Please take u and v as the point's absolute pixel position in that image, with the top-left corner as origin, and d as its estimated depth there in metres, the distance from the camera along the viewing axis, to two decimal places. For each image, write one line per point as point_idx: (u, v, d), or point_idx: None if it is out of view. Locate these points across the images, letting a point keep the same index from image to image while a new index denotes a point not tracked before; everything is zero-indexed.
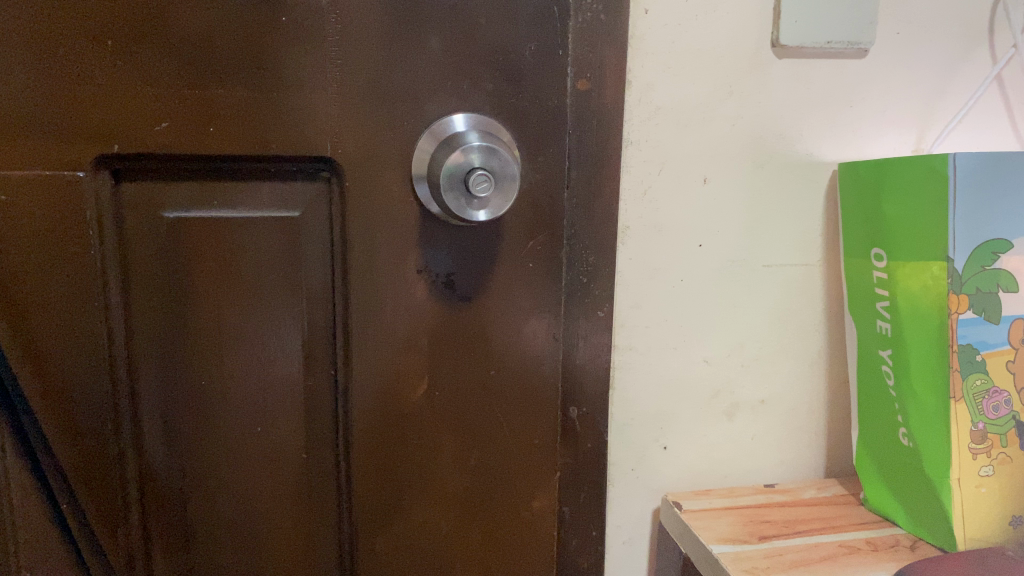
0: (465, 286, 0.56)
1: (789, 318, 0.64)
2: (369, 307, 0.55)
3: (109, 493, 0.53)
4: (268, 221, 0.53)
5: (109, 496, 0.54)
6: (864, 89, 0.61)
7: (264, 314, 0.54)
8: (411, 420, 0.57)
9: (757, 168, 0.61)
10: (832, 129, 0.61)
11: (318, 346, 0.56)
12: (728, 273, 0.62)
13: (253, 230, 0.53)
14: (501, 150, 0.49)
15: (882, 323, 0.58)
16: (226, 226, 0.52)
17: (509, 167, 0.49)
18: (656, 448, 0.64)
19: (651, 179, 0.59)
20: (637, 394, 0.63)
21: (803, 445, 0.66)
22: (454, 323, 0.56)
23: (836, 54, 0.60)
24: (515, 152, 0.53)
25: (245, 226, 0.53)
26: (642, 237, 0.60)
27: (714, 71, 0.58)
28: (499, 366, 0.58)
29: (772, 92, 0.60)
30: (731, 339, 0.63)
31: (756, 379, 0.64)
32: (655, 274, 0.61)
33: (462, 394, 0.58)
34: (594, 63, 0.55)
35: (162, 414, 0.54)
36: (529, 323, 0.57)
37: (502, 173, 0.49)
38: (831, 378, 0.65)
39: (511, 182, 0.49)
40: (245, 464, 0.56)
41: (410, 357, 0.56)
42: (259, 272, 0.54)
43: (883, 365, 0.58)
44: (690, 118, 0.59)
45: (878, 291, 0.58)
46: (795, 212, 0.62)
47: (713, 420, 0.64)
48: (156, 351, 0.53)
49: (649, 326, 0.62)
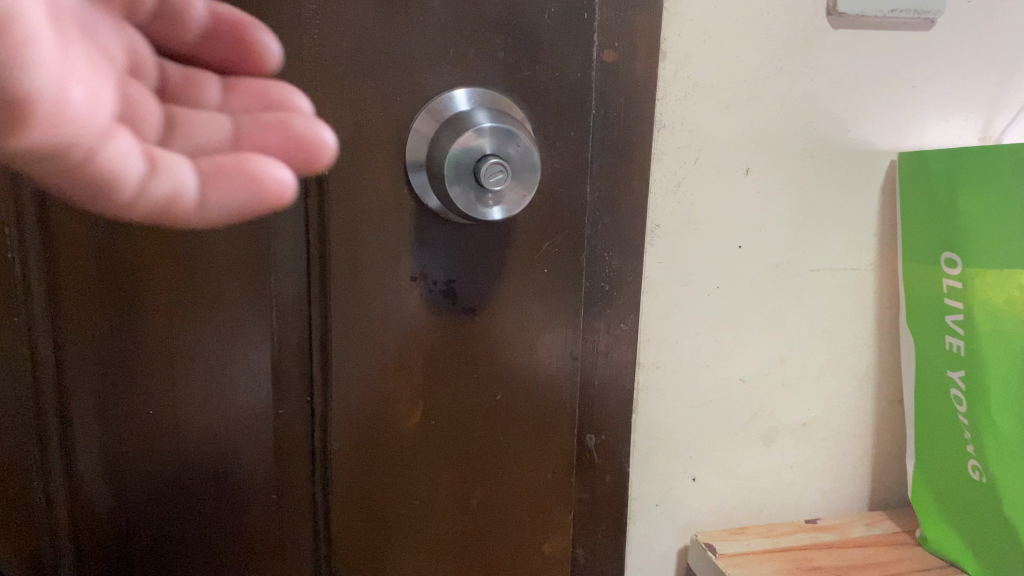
0: (467, 296, 0.47)
1: (836, 331, 0.55)
2: (350, 321, 0.46)
3: (36, 527, 0.47)
4: None
5: (35, 529, 0.47)
6: (929, 67, 0.52)
7: (225, 327, 0.46)
8: (403, 454, 0.48)
9: (807, 157, 0.52)
10: (891, 112, 0.53)
11: (290, 367, 0.47)
12: (771, 278, 0.53)
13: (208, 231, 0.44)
14: (520, 133, 0.40)
15: (953, 339, 0.50)
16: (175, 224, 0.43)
17: (527, 155, 0.40)
18: (685, 480, 0.55)
19: (685, 170, 0.50)
20: (665, 419, 0.54)
21: (850, 475, 0.58)
22: (453, 341, 0.47)
23: (899, 26, 0.51)
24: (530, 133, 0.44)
25: None
26: (674, 238, 0.51)
27: (761, 41, 0.49)
28: (507, 389, 0.49)
29: (827, 68, 0.51)
30: (771, 355, 0.55)
31: (798, 400, 0.56)
32: (688, 280, 0.52)
33: (464, 422, 0.49)
34: (623, 30, 0.46)
35: (102, 444, 0.46)
36: (543, 338, 0.49)
37: (519, 162, 0.40)
38: (880, 398, 0.57)
39: (532, 173, 0.41)
40: (204, 505, 0.48)
41: (402, 379, 0.47)
42: (217, 278, 0.45)
43: (952, 388, 0.50)
44: (732, 98, 0.50)
45: (948, 302, 0.50)
46: (847, 207, 0.53)
47: (750, 448, 0.56)
48: (92, 374, 0.45)
49: (679, 341, 0.53)
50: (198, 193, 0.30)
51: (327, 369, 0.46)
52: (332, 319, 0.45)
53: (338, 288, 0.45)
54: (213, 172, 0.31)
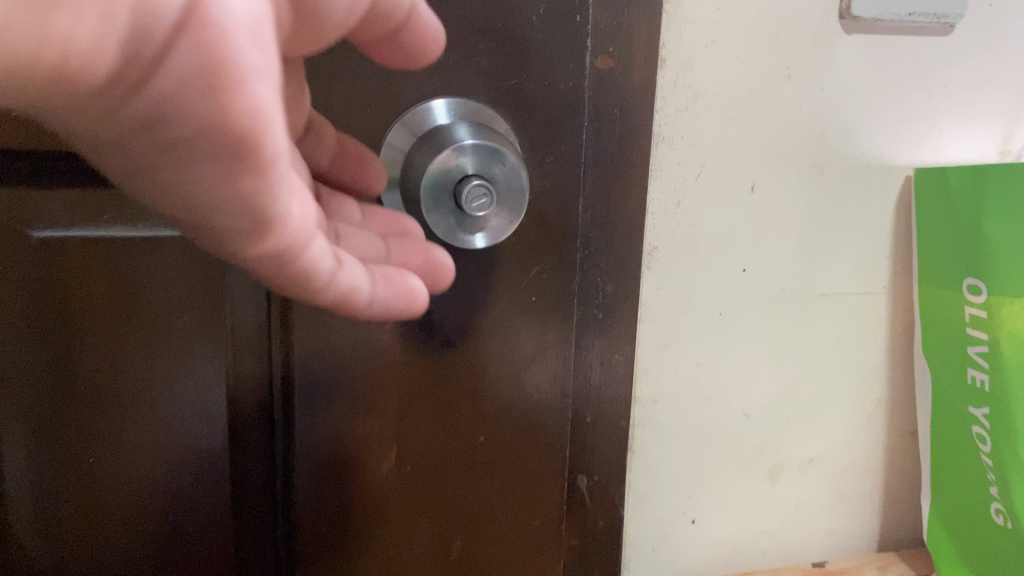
0: (447, 328, 0.42)
1: (846, 361, 0.51)
2: (316, 357, 0.41)
3: None
4: (178, 241, 0.39)
5: None
6: (948, 75, 0.48)
7: (175, 365, 0.41)
8: (374, 504, 0.43)
9: (817, 173, 0.48)
10: (906, 124, 0.49)
11: (247, 405, 0.42)
12: (777, 304, 0.49)
13: (157, 257, 0.39)
14: (507, 152, 0.36)
15: (975, 372, 0.46)
16: (121, 249, 0.39)
17: (514, 178, 0.36)
18: (684, 523, 0.51)
19: (686, 187, 0.46)
20: (662, 458, 0.50)
21: (859, 514, 0.54)
22: (433, 380, 0.43)
23: (916, 31, 0.47)
24: (516, 147, 0.40)
25: (147, 250, 0.39)
26: (673, 261, 0.47)
27: (769, 45, 0.45)
28: (489, 431, 0.44)
29: (838, 76, 0.46)
30: (777, 386, 0.50)
31: (805, 434, 0.52)
32: (688, 307, 0.48)
33: (443, 468, 0.44)
34: (618, 34, 0.41)
35: (38, 494, 0.42)
36: (529, 373, 0.44)
37: (505, 183, 0.36)
38: (892, 432, 0.53)
39: (520, 196, 0.36)
40: (154, 558, 0.44)
41: (373, 422, 0.42)
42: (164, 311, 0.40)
43: (975, 426, 0.47)
44: (738, 108, 0.45)
45: (973, 333, 0.46)
46: (859, 228, 0.49)
47: (754, 486, 0.52)
48: (25, 417, 0.41)
49: (678, 373, 0.48)
50: (371, 294, 0.30)
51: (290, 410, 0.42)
52: (294, 358, 0.41)
53: (300, 319, 0.40)
54: (389, 276, 0.31)
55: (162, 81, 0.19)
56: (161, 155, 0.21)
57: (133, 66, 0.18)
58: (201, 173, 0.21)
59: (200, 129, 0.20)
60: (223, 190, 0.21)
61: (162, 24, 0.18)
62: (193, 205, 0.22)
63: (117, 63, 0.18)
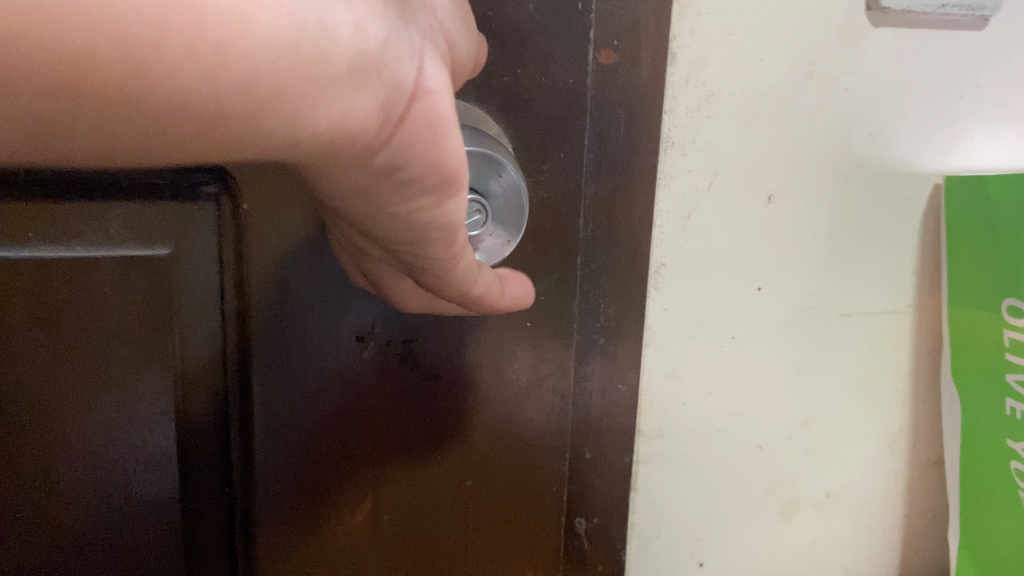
0: (432, 357, 0.39)
1: (869, 387, 0.47)
2: (278, 396, 0.38)
3: None
4: (117, 263, 0.32)
5: None
6: (982, 74, 0.44)
7: (110, 412, 0.33)
8: (344, 549, 0.40)
9: (840, 182, 0.43)
10: (937, 128, 0.44)
11: (204, 455, 0.35)
12: (795, 327, 0.44)
13: (95, 282, 0.32)
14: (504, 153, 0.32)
15: (1015, 404, 0.42)
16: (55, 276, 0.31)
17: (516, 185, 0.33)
18: (691, 566, 0.46)
19: (698, 198, 0.41)
20: (668, 497, 0.45)
21: (877, 550, 0.50)
22: (414, 410, 0.39)
23: (948, 24, 0.42)
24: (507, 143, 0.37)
25: (82, 276, 0.32)
26: (682, 280, 0.42)
27: (792, 38, 0.40)
28: (477, 472, 0.41)
29: (865, 74, 0.42)
30: (792, 416, 0.46)
31: (823, 467, 0.47)
32: (699, 330, 0.43)
33: (422, 513, 0.41)
34: (624, 24, 0.36)
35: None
36: (525, 406, 0.41)
37: (501, 195, 0.33)
38: (916, 464, 0.49)
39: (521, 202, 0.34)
40: None
41: (343, 462, 0.39)
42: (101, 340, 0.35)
43: (1013, 460, 0.42)
44: (755, 111, 0.40)
45: (1011, 358, 0.42)
46: (884, 242, 0.45)
47: (767, 524, 0.47)
48: None
49: (687, 403, 0.44)
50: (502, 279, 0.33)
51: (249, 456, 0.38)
52: (255, 403, 0.37)
53: (263, 350, 0.37)
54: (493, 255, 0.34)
55: (401, 138, 0.19)
56: (381, 193, 0.21)
57: (387, 124, 0.19)
58: (418, 205, 0.22)
59: (425, 167, 0.21)
60: (430, 217, 0.23)
61: (404, 89, 0.19)
62: (405, 231, 0.23)
63: (380, 124, 0.18)
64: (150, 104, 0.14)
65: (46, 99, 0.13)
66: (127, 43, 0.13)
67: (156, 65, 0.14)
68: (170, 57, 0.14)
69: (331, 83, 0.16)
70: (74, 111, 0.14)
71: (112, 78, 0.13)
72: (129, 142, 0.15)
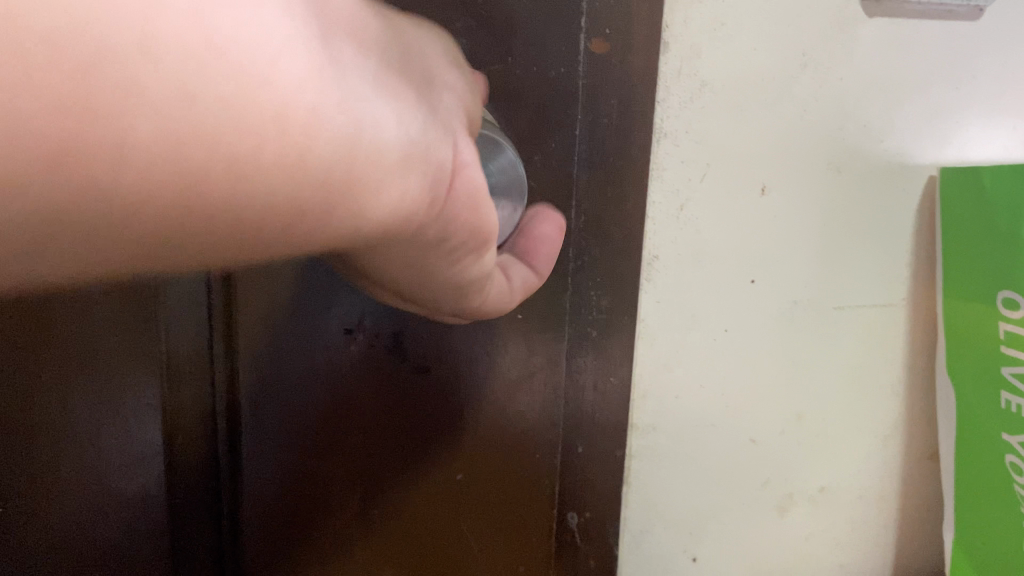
0: (419, 347, 0.38)
1: (863, 379, 0.46)
2: (266, 395, 0.37)
3: None
4: (117, 338, 0.36)
5: None
6: (977, 66, 0.44)
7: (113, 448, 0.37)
8: (334, 543, 0.40)
9: (833, 173, 0.43)
10: (932, 120, 0.44)
11: (191, 444, 0.38)
12: (789, 320, 0.44)
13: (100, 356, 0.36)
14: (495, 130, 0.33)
15: (1011, 397, 0.41)
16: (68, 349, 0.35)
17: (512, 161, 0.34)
18: (685, 561, 0.46)
19: (691, 189, 0.40)
20: (663, 492, 0.44)
21: (873, 545, 0.49)
22: (404, 402, 0.39)
23: (944, 15, 0.42)
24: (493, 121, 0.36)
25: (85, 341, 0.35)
26: (677, 273, 0.41)
27: (786, 28, 0.40)
28: (468, 464, 0.41)
29: (860, 65, 0.41)
30: (785, 411, 0.46)
31: (818, 461, 0.47)
32: (692, 323, 0.42)
33: (414, 505, 0.40)
34: (617, 13, 0.36)
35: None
36: (517, 400, 0.41)
37: (500, 174, 0.33)
38: (910, 458, 0.48)
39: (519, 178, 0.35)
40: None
41: (334, 454, 0.39)
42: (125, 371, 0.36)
43: (1010, 454, 0.42)
44: (748, 102, 0.40)
45: (1008, 350, 0.41)
46: (879, 235, 0.45)
47: (761, 519, 0.47)
48: None
49: (680, 397, 0.43)
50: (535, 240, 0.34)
51: (236, 456, 0.38)
52: (241, 403, 0.37)
53: (250, 346, 0.36)
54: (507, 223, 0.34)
55: (450, 211, 0.20)
56: (432, 263, 0.22)
57: (436, 203, 0.19)
58: (464, 267, 0.24)
59: (470, 232, 0.22)
60: (473, 272, 0.25)
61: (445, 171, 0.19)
62: (451, 288, 0.25)
63: (429, 204, 0.19)
64: (217, 209, 0.14)
65: (109, 221, 0.13)
66: (232, 164, 0.14)
67: (219, 163, 0.13)
68: (229, 156, 0.14)
69: (386, 175, 0.17)
70: (143, 226, 0.13)
71: (170, 167, 0.13)
72: (199, 255, 0.15)
